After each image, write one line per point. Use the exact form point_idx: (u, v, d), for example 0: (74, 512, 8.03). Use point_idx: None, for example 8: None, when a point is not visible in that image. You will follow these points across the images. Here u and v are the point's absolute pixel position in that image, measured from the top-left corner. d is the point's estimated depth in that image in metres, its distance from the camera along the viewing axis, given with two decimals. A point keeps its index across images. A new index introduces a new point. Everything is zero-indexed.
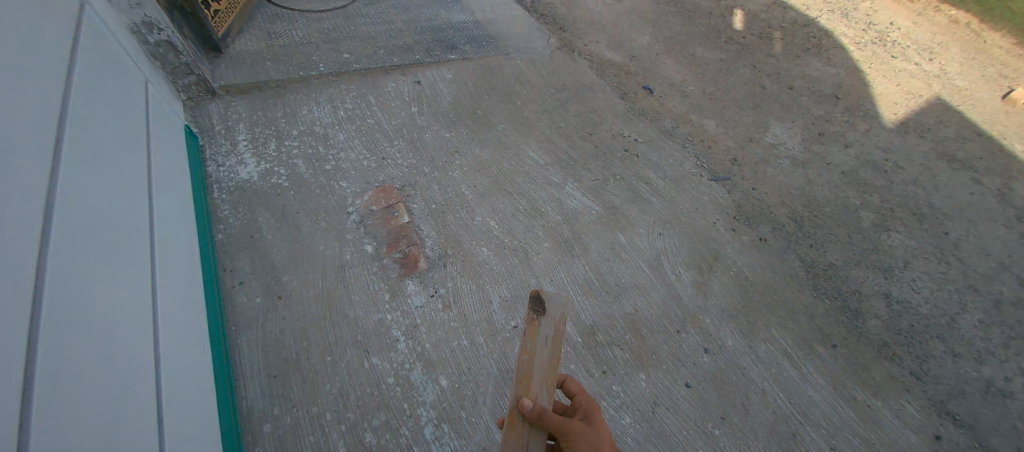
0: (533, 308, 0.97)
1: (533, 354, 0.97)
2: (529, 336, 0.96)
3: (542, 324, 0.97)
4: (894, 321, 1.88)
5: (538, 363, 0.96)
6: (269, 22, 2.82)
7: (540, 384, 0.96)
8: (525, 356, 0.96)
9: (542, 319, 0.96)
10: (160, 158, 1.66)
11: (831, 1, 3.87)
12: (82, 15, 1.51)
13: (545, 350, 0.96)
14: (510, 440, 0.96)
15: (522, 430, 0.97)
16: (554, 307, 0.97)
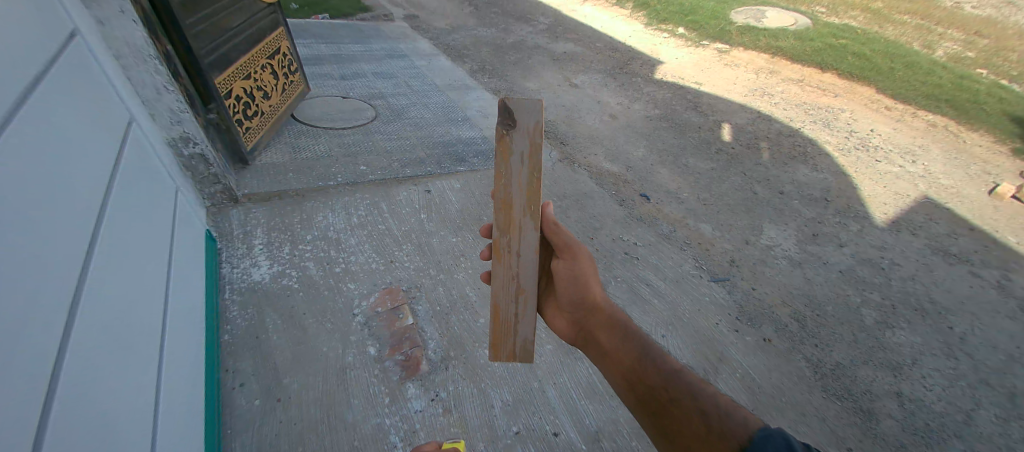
0: (504, 124, 1.08)
1: (511, 174, 1.11)
2: (504, 154, 1.09)
3: (514, 135, 1.09)
4: (910, 420, 1.81)
5: (517, 173, 1.10)
6: (295, 137, 3.14)
7: (520, 201, 1.13)
8: (504, 178, 1.11)
9: (514, 130, 1.08)
10: (179, 258, 1.77)
11: (812, 113, 4.24)
12: (127, 132, 1.72)
13: (521, 163, 1.10)
14: (500, 267, 1.19)
15: (511, 258, 1.18)
16: (523, 122, 1.08)
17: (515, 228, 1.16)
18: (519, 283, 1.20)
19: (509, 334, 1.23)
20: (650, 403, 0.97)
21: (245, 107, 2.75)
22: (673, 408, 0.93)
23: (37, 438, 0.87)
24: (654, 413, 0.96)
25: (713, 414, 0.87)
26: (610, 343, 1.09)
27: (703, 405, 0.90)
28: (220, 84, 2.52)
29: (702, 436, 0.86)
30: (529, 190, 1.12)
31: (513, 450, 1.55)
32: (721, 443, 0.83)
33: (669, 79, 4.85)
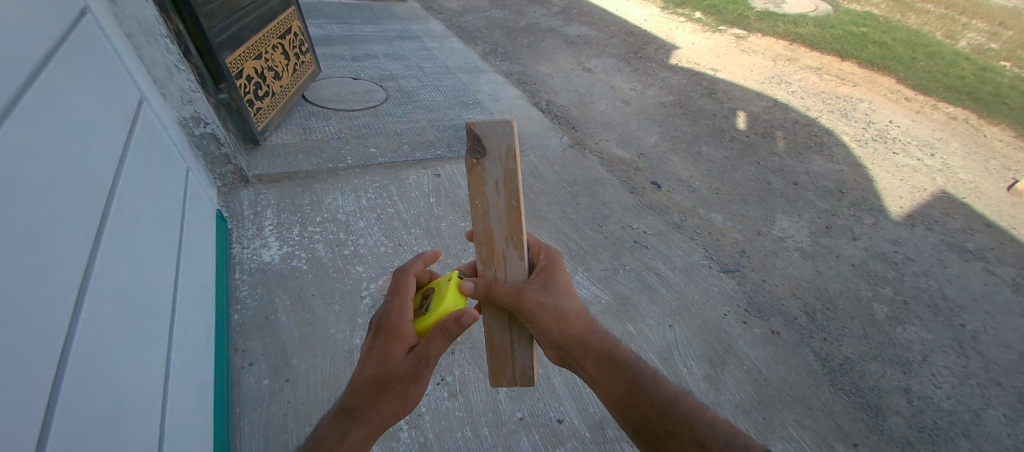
0: (473, 152, 0.92)
1: (487, 205, 0.97)
2: (477, 184, 0.94)
3: (486, 164, 0.92)
4: (917, 417, 1.79)
5: (494, 205, 0.97)
6: (305, 118, 3.12)
7: (501, 232, 1.01)
8: (482, 209, 0.97)
9: (484, 159, 0.92)
10: (190, 237, 1.79)
11: (830, 102, 4.14)
12: (138, 112, 1.72)
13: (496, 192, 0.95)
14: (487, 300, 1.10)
15: None
16: (495, 146, 0.91)
17: (499, 258, 1.04)
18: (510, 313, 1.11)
19: (506, 363, 1.16)
20: (649, 434, 0.99)
21: (256, 87, 2.74)
22: (673, 440, 0.96)
23: (45, 418, 0.88)
24: (654, 444, 0.98)
25: (714, 444, 0.93)
26: (603, 375, 1.04)
27: (703, 436, 0.94)
28: (231, 63, 2.51)
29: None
30: (510, 222, 0.99)
31: (517, 436, 1.56)
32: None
33: (684, 65, 4.75)
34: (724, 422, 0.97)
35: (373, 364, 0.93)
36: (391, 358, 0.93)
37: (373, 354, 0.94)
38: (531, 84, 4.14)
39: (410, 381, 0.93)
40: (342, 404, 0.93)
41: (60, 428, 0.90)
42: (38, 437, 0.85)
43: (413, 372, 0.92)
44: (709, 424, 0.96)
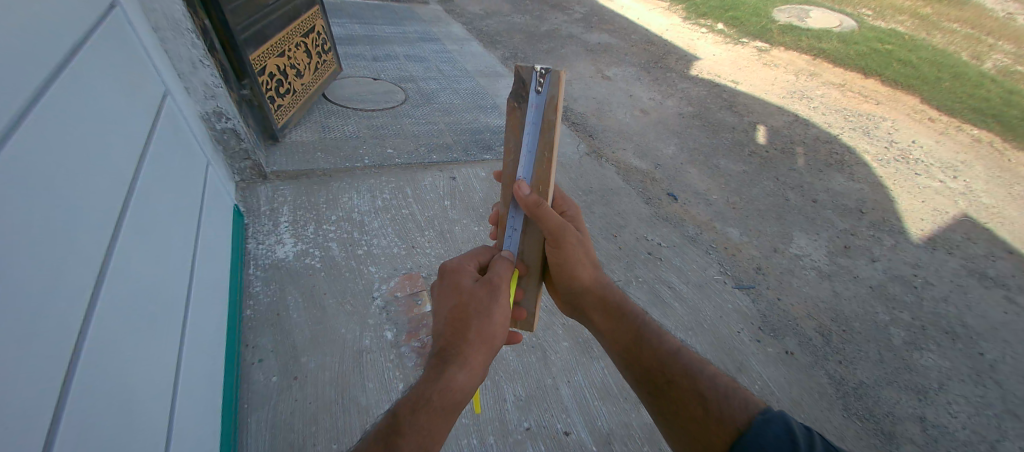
0: (518, 100, 1.14)
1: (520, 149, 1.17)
2: (516, 129, 1.15)
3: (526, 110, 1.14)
4: (931, 447, 1.73)
5: (524, 150, 1.16)
6: (324, 117, 3.16)
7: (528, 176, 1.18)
8: (513, 153, 1.17)
9: (526, 104, 1.14)
10: (207, 231, 1.81)
11: (852, 119, 4.06)
12: (161, 106, 1.75)
13: (529, 138, 1.15)
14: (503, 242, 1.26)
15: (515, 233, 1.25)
16: (540, 97, 1.13)
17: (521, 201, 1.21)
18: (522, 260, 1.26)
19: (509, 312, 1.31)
20: (648, 384, 1.04)
21: (278, 85, 2.78)
22: (672, 389, 1.00)
23: (55, 411, 0.89)
24: (656, 394, 1.03)
25: (713, 398, 0.95)
26: (609, 324, 1.16)
27: (704, 390, 0.97)
28: (254, 60, 2.54)
29: (699, 417, 0.94)
30: (537, 170, 1.16)
31: (523, 445, 1.55)
32: (722, 426, 0.90)
33: (704, 76, 4.71)
34: (726, 378, 1.00)
35: (451, 299, 1.07)
36: (461, 289, 1.08)
37: (451, 293, 1.08)
38: None
39: (486, 300, 1.05)
40: (435, 348, 1.00)
41: (70, 419, 0.91)
42: (48, 429, 0.87)
43: (486, 289, 1.07)
44: (711, 379, 0.99)
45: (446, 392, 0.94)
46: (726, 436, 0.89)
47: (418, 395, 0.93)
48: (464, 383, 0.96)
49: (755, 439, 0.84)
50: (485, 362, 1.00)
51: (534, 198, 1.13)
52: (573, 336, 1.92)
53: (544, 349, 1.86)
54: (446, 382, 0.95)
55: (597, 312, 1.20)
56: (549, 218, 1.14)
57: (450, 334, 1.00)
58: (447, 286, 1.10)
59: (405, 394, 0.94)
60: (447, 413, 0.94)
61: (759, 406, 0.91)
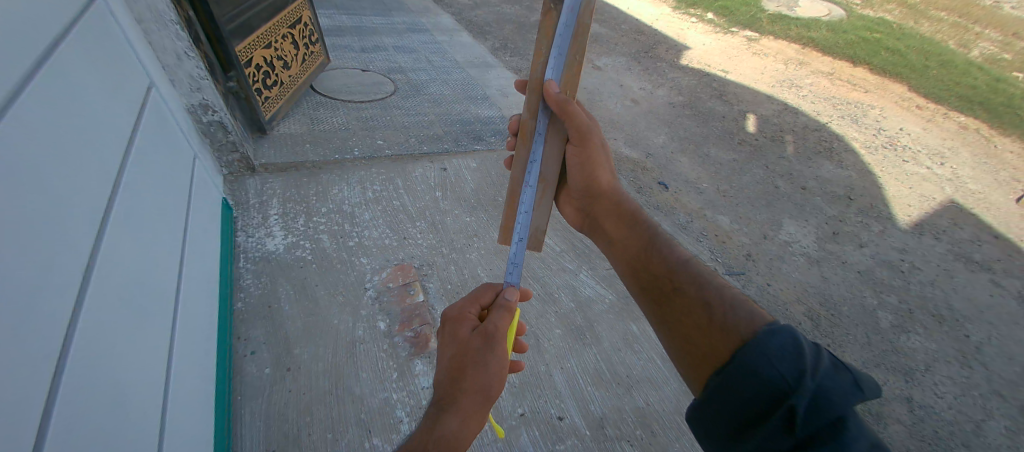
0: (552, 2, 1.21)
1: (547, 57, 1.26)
2: (547, 30, 1.23)
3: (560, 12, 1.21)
4: (918, 426, 1.77)
5: (556, 53, 1.24)
6: (313, 109, 3.13)
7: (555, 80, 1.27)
8: (544, 55, 1.26)
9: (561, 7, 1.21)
10: (196, 223, 1.79)
11: (840, 107, 4.09)
12: (146, 98, 1.72)
13: (562, 44, 1.23)
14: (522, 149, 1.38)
15: (534, 140, 1.37)
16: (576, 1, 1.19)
17: (542, 109, 1.32)
18: (540, 171, 1.40)
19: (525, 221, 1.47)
20: (654, 291, 1.07)
21: (265, 77, 2.74)
22: (677, 295, 1.01)
23: (46, 407, 0.88)
24: (659, 301, 1.05)
25: (720, 307, 0.93)
26: (623, 233, 1.25)
27: (709, 297, 0.96)
28: (240, 52, 2.50)
29: (703, 324, 0.92)
30: (566, 76, 1.26)
31: (517, 432, 1.57)
32: (726, 334, 0.87)
33: (694, 65, 4.71)
34: (735, 291, 0.97)
35: (451, 348, 1.07)
36: (459, 339, 1.08)
37: (451, 342, 1.08)
38: None
39: (482, 351, 1.04)
40: (436, 397, 1.01)
41: (60, 416, 0.90)
42: (39, 425, 0.86)
43: (482, 338, 1.06)
44: (720, 290, 0.97)
45: (442, 441, 0.94)
46: (730, 343, 0.85)
47: (416, 443, 0.95)
48: (458, 431, 0.96)
49: (760, 347, 0.78)
50: (480, 413, 0.99)
51: (565, 98, 1.25)
52: (565, 324, 1.94)
53: (538, 337, 1.87)
54: (445, 432, 0.95)
55: (611, 219, 1.31)
56: (581, 118, 1.25)
57: (448, 383, 1.01)
58: (449, 335, 1.11)
59: (407, 442, 0.96)
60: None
61: (766, 319, 0.86)
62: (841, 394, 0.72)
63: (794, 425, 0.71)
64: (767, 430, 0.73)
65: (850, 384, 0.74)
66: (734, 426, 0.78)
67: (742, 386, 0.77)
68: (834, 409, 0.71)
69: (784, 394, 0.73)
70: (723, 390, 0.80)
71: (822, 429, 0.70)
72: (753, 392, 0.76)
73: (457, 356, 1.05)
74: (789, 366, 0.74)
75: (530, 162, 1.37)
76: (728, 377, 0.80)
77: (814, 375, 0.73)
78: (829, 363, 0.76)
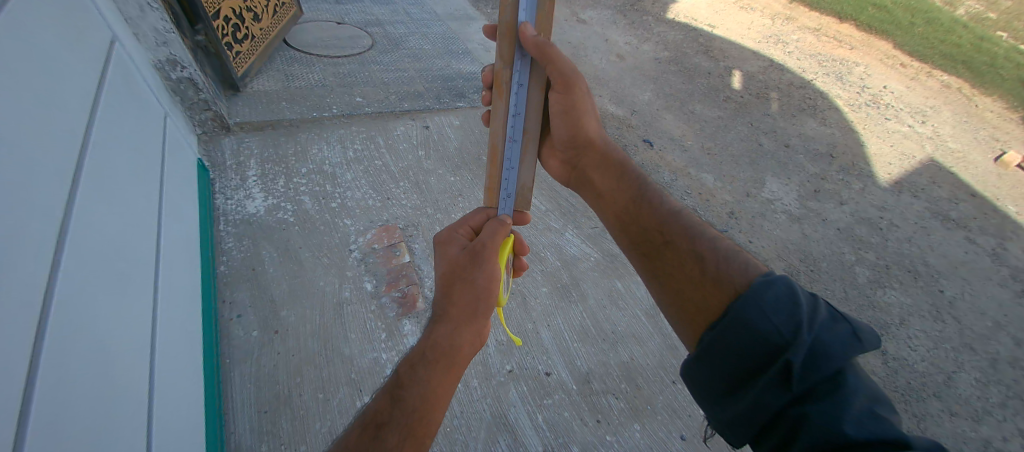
0: None
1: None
2: None
3: None
4: (891, 377, 1.86)
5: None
6: (286, 64, 2.98)
7: (529, 22, 1.19)
8: None
9: None
10: (171, 186, 1.72)
11: (826, 64, 4.06)
12: (110, 54, 1.61)
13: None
14: (499, 102, 1.27)
15: (511, 92, 1.27)
16: None
17: (517, 56, 1.23)
18: (523, 125, 1.32)
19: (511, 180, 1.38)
20: (645, 245, 1.09)
21: (234, 30, 2.57)
22: (669, 250, 1.04)
23: (29, 379, 0.87)
24: (649, 255, 1.08)
25: (713, 262, 0.95)
26: (613, 185, 1.27)
27: (701, 250, 0.99)
28: (207, 3, 2.33)
29: (696, 278, 0.94)
30: (539, 16, 1.19)
31: (507, 387, 1.61)
32: (719, 288, 0.89)
33: (681, 20, 4.58)
34: (726, 243, 1.00)
35: (441, 268, 1.10)
36: (449, 258, 1.11)
37: (441, 261, 1.12)
38: None
39: (469, 266, 1.07)
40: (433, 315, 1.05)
41: (46, 391, 0.89)
42: (22, 398, 0.84)
43: (468, 256, 1.08)
44: (711, 243, 1.00)
45: (437, 346, 0.98)
46: (725, 297, 0.88)
47: (417, 351, 0.99)
48: (449, 334, 0.99)
49: (755, 301, 0.80)
50: (466, 316, 1.01)
51: (543, 40, 1.17)
52: (552, 282, 1.96)
53: (524, 295, 1.90)
54: (440, 340, 0.99)
55: (600, 172, 1.32)
56: (563, 61, 1.18)
57: (440, 298, 1.04)
58: (440, 257, 1.14)
59: (408, 355, 1.01)
60: (451, 370, 0.97)
61: (761, 273, 0.89)
62: (838, 345, 0.75)
63: (791, 381, 0.73)
64: (765, 384, 0.76)
65: (847, 335, 0.76)
66: (731, 380, 0.82)
67: (736, 339, 0.80)
68: (831, 361, 0.73)
69: (780, 348, 0.75)
70: (718, 344, 0.83)
71: (820, 383, 0.72)
72: (748, 344, 0.79)
73: (446, 270, 1.09)
74: (784, 319, 0.77)
75: (514, 116, 1.29)
76: (724, 330, 0.82)
77: (811, 330, 0.76)
78: (825, 316, 0.79)
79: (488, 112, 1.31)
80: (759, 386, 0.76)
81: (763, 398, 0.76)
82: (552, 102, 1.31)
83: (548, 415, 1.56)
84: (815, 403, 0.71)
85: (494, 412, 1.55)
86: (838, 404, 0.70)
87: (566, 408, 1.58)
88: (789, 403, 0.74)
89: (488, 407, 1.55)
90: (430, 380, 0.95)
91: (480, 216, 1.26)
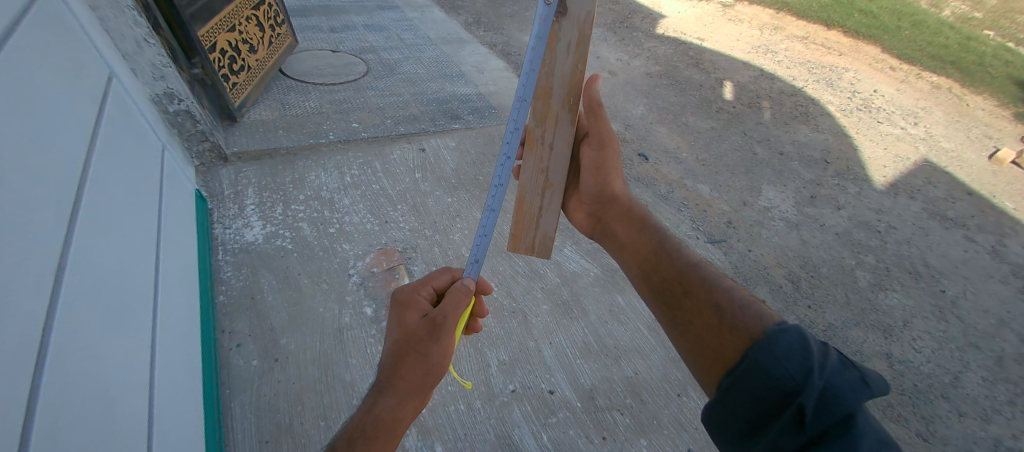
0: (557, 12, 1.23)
1: (555, 64, 1.29)
2: (552, 41, 1.25)
3: (564, 23, 1.23)
4: (898, 380, 1.84)
5: (561, 62, 1.28)
6: (283, 93, 3.03)
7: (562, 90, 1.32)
8: (551, 67, 1.29)
9: (564, 18, 1.23)
10: (170, 218, 1.73)
11: (815, 71, 4.12)
12: (108, 89, 1.64)
13: (568, 54, 1.26)
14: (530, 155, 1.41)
15: (544, 149, 1.40)
16: (578, 10, 1.22)
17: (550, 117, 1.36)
18: (548, 177, 1.44)
19: (532, 225, 1.52)
20: (666, 294, 1.07)
21: (231, 62, 2.62)
22: (688, 299, 1.02)
23: (28, 417, 0.86)
24: (669, 305, 1.05)
25: (726, 309, 0.95)
26: (632, 236, 1.25)
27: (718, 300, 0.97)
28: (204, 37, 2.38)
29: (713, 326, 0.94)
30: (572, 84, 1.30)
31: (510, 407, 1.59)
32: (734, 333, 0.89)
33: (670, 34, 4.67)
34: (744, 295, 0.99)
35: (395, 334, 1.08)
36: (405, 323, 1.08)
37: (395, 325, 1.09)
38: (515, 55, 4.03)
39: (427, 338, 1.04)
40: (376, 379, 1.03)
41: (46, 424, 0.88)
42: (21, 433, 0.84)
43: (428, 332, 1.04)
44: (730, 293, 0.99)
45: (379, 421, 0.96)
46: (740, 343, 0.87)
47: (356, 424, 0.97)
48: (394, 408, 0.98)
49: (770, 346, 0.80)
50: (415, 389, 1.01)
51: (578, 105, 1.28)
52: (552, 299, 1.96)
53: (525, 314, 1.89)
54: (384, 414, 0.97)
55: (621, 223, 1.30)
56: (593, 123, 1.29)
57: (390, 367, 1.02)
58: (395, 319, 1.11)
59: (344, 428, 0.98)
60: (389, 445, 0.96)
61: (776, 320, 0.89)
62: (848, 390, 0.74)
63: (804, 422, 0.73)
64: (778, 426, 0.76)
65: (856, 379, 0.76)
66: (748, 424, 0.80)
67: (751, 380, 0.80)
68: (843, 405, 0.73)
69: (792, 393, 0.75)
70: (736, 387, 0.82)
71: (833, 425, 0.72)
72: (763, 387, 0.78)
73: (398, 337, 1.06)
74: (797, 364, 0.77)
75: (497, 185, 1.27)
76: (741, 375, 0.82)
77: (823, 373, 0.75)
78: (837, 361, 0.78)
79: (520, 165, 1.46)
80: (774, 429, 0.76)
81: (778, 440, 0.75)
82: (586, 157, 1.40)
83: (553, 433, 1.54)
84: (830, 444, 0.71)
85: (498, 433, 1.53)
86: (851, 445, 0.70)
87: (571, 426, 1.56)
88: (803, 446, 0.73)
89: (491, 428, 1.53)
90: None
91: (444, 275, 1.20)
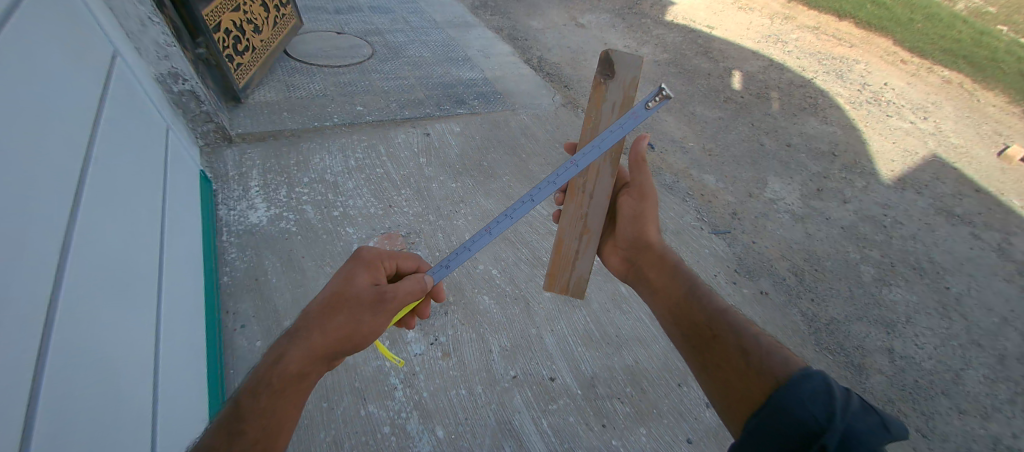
0: (604, 75, 1.30)
1: (598, 121, 1.33)
2: (597, 99, 1.31)
3: (609, 85, 1.30)
4: (899, 376, 1.84)
5: (605, 120, 1.32)
6: (287, 75, 3.00)
7: None
8: (594, 122, 1.33)
9: (610, 80, 1.29)
10: (175, 199, 1.73)
11: (826, 62, 4.06)
12: (111, 68, 1.62)
13: (611, 112, 1.31)
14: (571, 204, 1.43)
15: (583, 198, 1.42)
16: (624, 73, 1.28)
17: (592, 171, 1.39)
18: (586, 223, 1.43)
19: (567, 269, 1.51)
20: (695, 338, 0.98)
21: (235, 42, 2.59)
22: (717, 344, 0.94)
23: (31, 399, 0.86)
24: (698, 349, 0.97)
25: (755, 352, 0.88)
26: (662, 278, 1.14)
27: (746, 345, 0.90)
28: (209, 16, 2.35)
29: (739, 369, 0.87)
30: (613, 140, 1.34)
31: (510, 393, 1.60)
32: (760, 377, 0.83)
33: (679, 21, 4.59)
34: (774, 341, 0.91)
35: (333, 286, 1.04)
36: (349, 280, 1.05)
37: (338, 278, 1.06)
38: (521, 39, 3.97)
39: (365, 302, 1.01)
40: (293, 324, 0.97)
41: (48, 406, 0.89)
42: (25, 414, 0.84)
43: (373, 297, 1.03)
44: (758, 339, 0.91)
45: (286, 371, 0.90)
46: (764, 385, 0.81)
47: (266, 368, 0.90)
48: (301, 357, 0.92)
49: (793, 388, 0.76)
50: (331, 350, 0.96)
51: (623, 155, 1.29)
52: None
53: (527, 301, 1.90)
54: (291, 363, 0.91)
55: (655, 269, 1.18)
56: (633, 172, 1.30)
57: (316, 315, 0.97)
58: (344, 272, 1.08)
59: (251, 373, 0.91)
60: (288, 400, 0.89)
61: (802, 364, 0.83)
62: (869, 434, 0.69)
63: None
64: None
65: (877, 423, 0.71)
66: None
67: (773, 420, 0.75)
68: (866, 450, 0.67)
69: (814, 434, 0.70)
70: (757, 429, 0.77)
71: None
72: (783, 428, 0.73)
73: (337, 290, 1.03)
74: (820, 405, 0.72)
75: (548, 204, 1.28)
76: (764, 418, 0.77)
77: (846, 415, 0.70)
78: (860, 403, 0.73)
79: (560, 212, 1.48)
80: None
81: None
82: (623, 206, 1.34)
83: (553, 420, 1.55)
84: None
85: (499, 418, 1.54)
86: None
87: (571, 413, 1.57)
88: None
89: (492, 413, 1.55)
90: (261, 406, 0.86)
91: (413, 260, 1.25)
